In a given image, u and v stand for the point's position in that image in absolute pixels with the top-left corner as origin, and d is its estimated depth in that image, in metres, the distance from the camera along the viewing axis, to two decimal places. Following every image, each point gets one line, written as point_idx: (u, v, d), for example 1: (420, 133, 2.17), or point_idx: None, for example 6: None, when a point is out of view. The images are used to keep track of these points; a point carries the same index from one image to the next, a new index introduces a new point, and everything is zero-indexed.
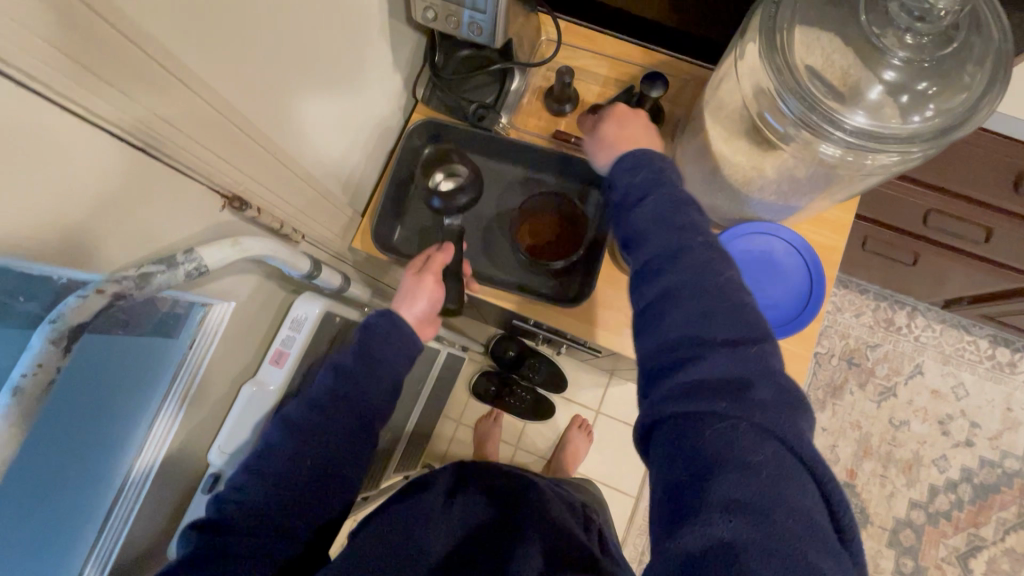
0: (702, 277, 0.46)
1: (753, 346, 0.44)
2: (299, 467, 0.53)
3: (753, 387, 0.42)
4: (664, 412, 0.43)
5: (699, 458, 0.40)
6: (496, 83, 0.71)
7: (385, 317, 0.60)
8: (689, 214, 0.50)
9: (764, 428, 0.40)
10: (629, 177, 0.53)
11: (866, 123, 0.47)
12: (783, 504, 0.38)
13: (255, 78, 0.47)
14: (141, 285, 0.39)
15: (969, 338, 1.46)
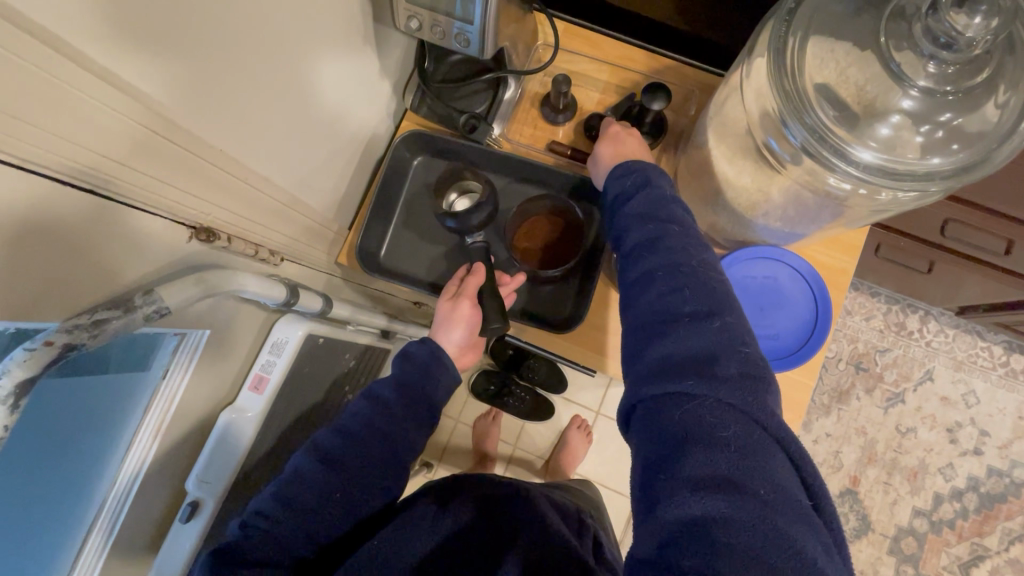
0: (677, 259, 0.48)
1: (717, 320, 0.45)
2: (326, 496, 0.53)
3: (719, 362, 0.42)
4: (640, 394, 0.44)
5: (670, 436, 0.40)
6: (488, 91, 0.67)
7: (424, 345, 0.60)
8: (667, 208, 0.51)
9: (731, 402, 0.41)
10: (619, 182, 0.55)
11: (877, 157, 0.43)
12: (752, 475, 0.38)
13: (227, 104, 0.44)
14: (95, 333, 0.36)
15: (983, 344, 1.41)
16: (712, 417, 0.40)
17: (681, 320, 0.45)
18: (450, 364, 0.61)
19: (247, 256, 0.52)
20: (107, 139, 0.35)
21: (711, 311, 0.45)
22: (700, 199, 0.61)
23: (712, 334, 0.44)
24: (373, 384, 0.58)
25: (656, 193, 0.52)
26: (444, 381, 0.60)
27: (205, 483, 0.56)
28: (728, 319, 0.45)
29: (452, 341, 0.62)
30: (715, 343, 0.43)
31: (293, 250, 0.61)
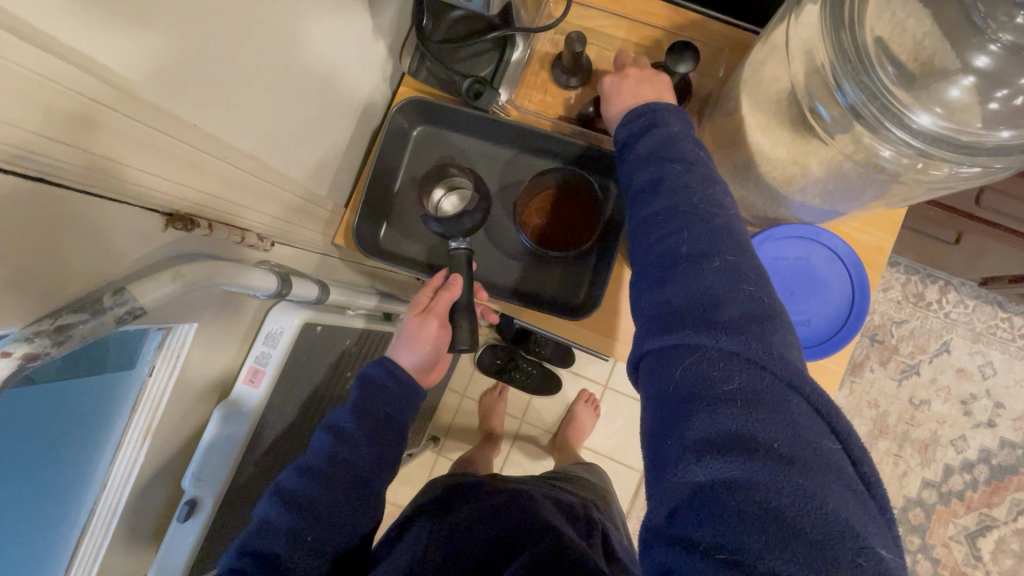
0: (679, 200, 0.43)
1: (718, 259, 0.40)
2: (296, 543, 0.49)
3: (723, 307, 0.39)
4: (644, 354, 0.41)
5: (675, 398, 0.37)
6: (494, 52, 0.60)
7: (382, 366, 0.57)
8: (678, 147, 0.46)
9: (737, 352, 0.37)
10: (628, 126, 0.50)
11: (937, 125, 0.38)
12: (763, 428, 0.34)
13: (197, 72, 0.38)
14: (60, 342, 0.32)
15: (1003, 316, 1.37)
16: (718, 371, 0.37)
17: (682, 268, 0.41)
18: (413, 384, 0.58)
19: (234, 243, 0.48)
20: (52, 118, 0.29)
21: (714, 253, 0.41)
22: (730, 171, 0.56)
23: (714, 277, 0.40)
24: (332, 415, 0.55)
25: (665, 131, 0.47)
26: (411, 403, 0.58)
27: (201, 482, 0.54)
28: (735, 258, 0.40)
29: (418, 360, 0.59)
30: (717, 287, 0.40)
31: (285, 233, 0.56)
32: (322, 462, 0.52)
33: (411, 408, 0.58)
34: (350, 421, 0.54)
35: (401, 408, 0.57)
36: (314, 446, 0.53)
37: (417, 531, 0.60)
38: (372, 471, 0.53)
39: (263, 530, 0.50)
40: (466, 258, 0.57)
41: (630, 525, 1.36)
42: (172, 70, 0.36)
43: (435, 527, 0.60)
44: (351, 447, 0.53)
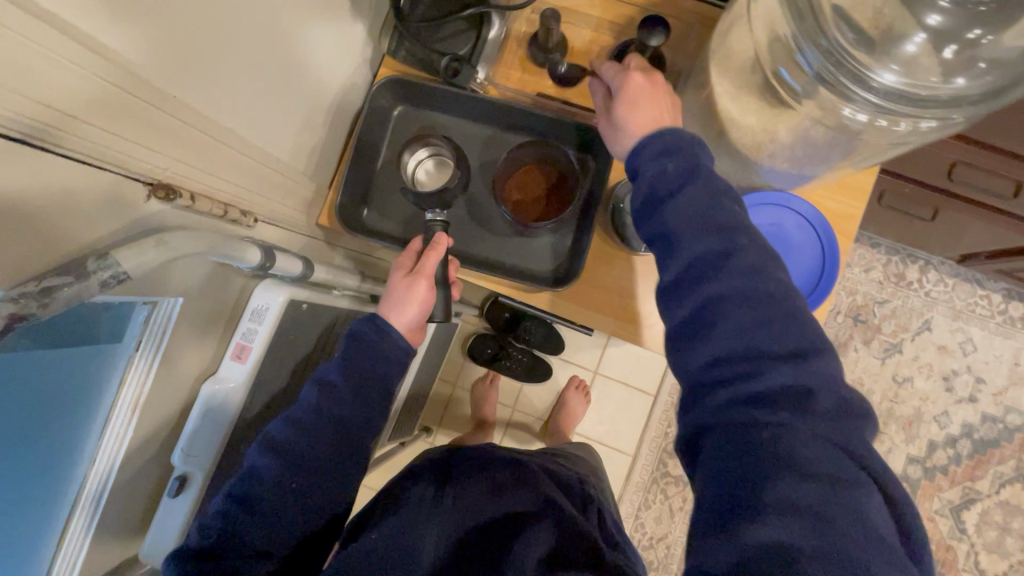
0: (755, 279, 0.41)
1: (814, 359, 0.38)
2: (281, 490, 0.52)
3: (817, 395, 0.37)
4: (709, 422, 0.39)
5: (752, 465, 0.36)
6: (471, 30, 0.62)
7: (372, 325, 0.56)
8: (725, 205, 0.42)
9: (829, 441, 0.36)
10: (659, 165, 0.45)
11: (898, 80, 0.39)
12: (848, 514, 0.33)
13: (168, 34, 0.38)
14: (45, 302, 0.33)
15: (981, 293, 1.40)
16: (810, 455, 0.35)
17: (760, 353, 0.39)
18: (400, 344, 0.57)
19: (217, 217, 0.48)
20: (32, 76, 0.30)
21: (805, 347, 0.39)
22: (703, 141, 0.58)
23: (809, 374, 0.38)
24: (320, 370, 0.56)
25: (709, 184, 0.43)
26: (399, 366, 0.58)
27: (190, 457, 0.54)
28: (824, 359, 0.38)
29: (407, 322, 0.57)
30: (806, 376, 0.38)
31: (270, 211, 0.57)
32: (311, 417, 0.53)
33: (399, 369, 0.58)
34: (339, 377, 0.55)
35: (389, 371, 0.57)
36: (302, 400, 0.55)
37: (419, 496, 0.60)
38: (356, 427, 0.55)
39: (252, 478, 0.52)
40: (441, 229, 0.59)
41: (622, 509, 1.37)
42: (149, 34, 0.37)
43: (438, 494, 0.60)
44: (337, 401, 0.54)
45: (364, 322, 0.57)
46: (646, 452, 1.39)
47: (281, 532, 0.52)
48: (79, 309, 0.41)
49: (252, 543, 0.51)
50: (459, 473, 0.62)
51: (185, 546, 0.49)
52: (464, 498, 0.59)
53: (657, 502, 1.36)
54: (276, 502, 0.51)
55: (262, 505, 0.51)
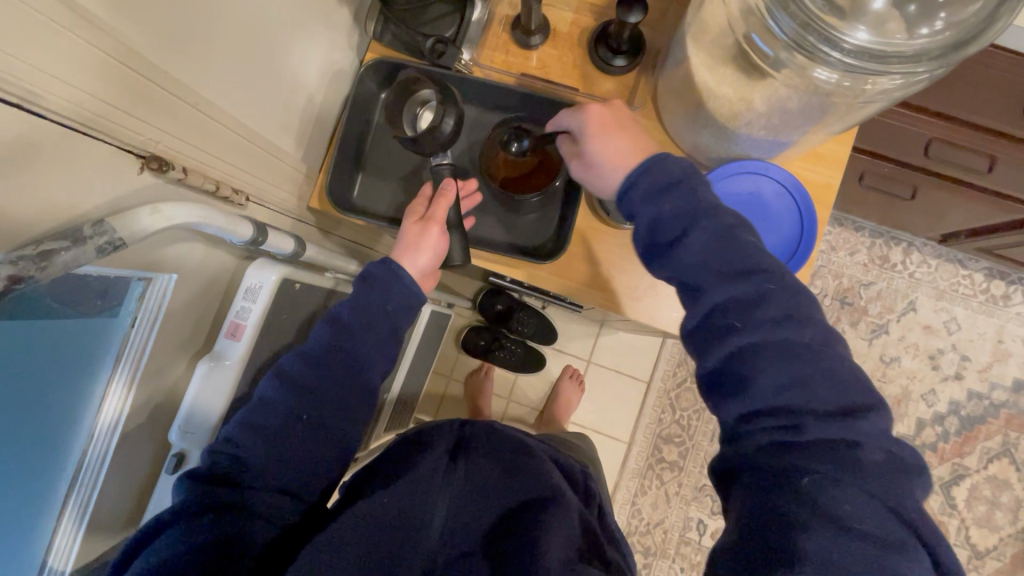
0: (788, 329, 0.43)
1: (864, 415, 0.40)
2: (292, 419, 0.52)
3: (862, 448, 0.39)
4: (747, 463, 0.41)
5: (785, 498, 0.38)
6: (455, 14, 0.64)
7: (384, 266, 0.59)
8: (738, 250, 0.45)
9: (872, 496, 0.37)
10: (656, 209, 0.48)
11: (868, 39, 0.41)
12: (886, 573, 0.35)
13: (154, 10, 0.40)
14: (43, 266, 0.34)
15: (964, 273, 1.40)
16: (853, 509, 0.37)
17: (799, 397, 0.41)
18: (413, 288, 0.59)
19: (208, 193, 0.49)
20: (19, 35, 0.32)
21: (850, 404, 0.41)
22: (683, 114, 0.59)
23: (856, 432, 0.40)
24: (332, 308, 0.57)
25: (722, 229, 0.46)
26: (409, 306, 0.59)
27: (187, 434, 0.55)
28: (872, 417, 0.40)
29: (418, 266, 0.61)
30: (852, 436, 0.39)
31: (260, 191, 0.58)
32: (322, 352, 0.55)
33: (407, 311, 0.59)
34: (350, 314, 0.56)
35: (400, 311, 0.59)
36: (314, 336, 0.56)
37: (434, 465, 0.57)
38: (367, 362, 0.56)
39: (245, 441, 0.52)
40: (449, 174, 0.62)
41: (618, 496, 1.37)
42: (136, 7, 0.39)
43: (452, 474, 0.57)
44: (350, 337, 0.55)
45: (377, 264, 0.59)
46: (640, 437, 1.40)
47: (292, 461, 0.52)
48: (70, 277, 0.41)
49: (259, 478, 0.50)
50: (475, 453, 0.59)
51: (196, 471, 0.50)
52: (478, 475, 0.58)
53: (652, 487, 1.37)
54: (284, 434, 0.52)
55: (272, 436, 0.51)
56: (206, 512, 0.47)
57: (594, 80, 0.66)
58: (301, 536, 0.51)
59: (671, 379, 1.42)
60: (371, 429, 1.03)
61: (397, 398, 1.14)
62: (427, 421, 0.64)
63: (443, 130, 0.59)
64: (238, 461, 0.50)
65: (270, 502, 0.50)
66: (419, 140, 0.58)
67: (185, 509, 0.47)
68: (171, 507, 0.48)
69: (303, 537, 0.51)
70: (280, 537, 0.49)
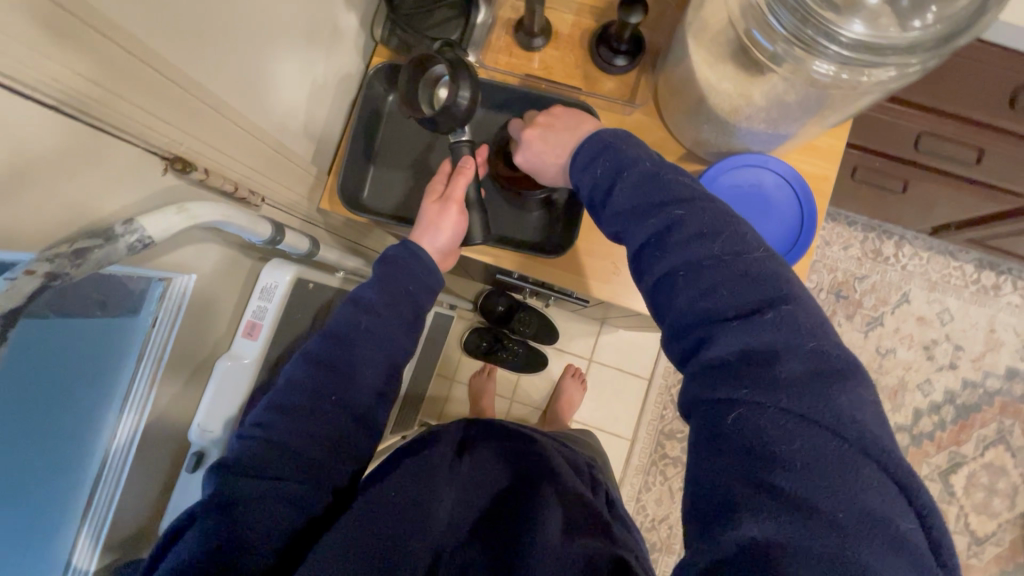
0: (699, 247, 0.44)
1: (772, 313, 0.41)
2: (320, 400, 0.52)
3: (780, 356, 0.39)
4: (688, 401, 0.42)
5: (722, 451, 0.38)
6: (460, 18, 0.66)
7: (404, 247, 0.61)
8: (653, 186, 0.48)
9: (793, 411, 0.37)
10: (591, 172, 0.53)
11: (864, 32, 0.43)
12: (827, 495, 0.34)
13: (176, 18, 0.43)
14: (78, 263, 0.35)
15: (955, 264, 1.43)
16: (777, 430, 0.37)
17: (713, 307, 0.43)
18: (432, 267, 0.61)
19: (227, 194, 0.51)
20: (48, 35, 0.34)
21: (759, 307, 0.42)
22: (684, 110, 0.61)
23: (765, 332, 0.40)
24: (356, 290, 0.59)
25: (642, 171, 0.50)
26: (431, 286, 0.61)
27: (207, 432, 0.56)
28: (782, 311, 0.41)
29: (438, 245, 0.63)
30: (773, 341, 0.40)
31: (273, 192, 0.60)
32: (344, 333, 0.55)
33: (430, 291, 0.61)
34: (372, 294, 0.58)
35: (422, 289, 0.60)
36: (337, 317, 0.57)
37: (442, 456, 0.59)
38: (389, 342, 0.57)
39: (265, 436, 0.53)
40: (469, 151, 0.62)
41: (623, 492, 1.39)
42: (159, 13, 0.41)
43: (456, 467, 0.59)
44: (374, 316, 0.56)
45: (398, 246, 0.61)
46: (643, 435, 1.40)
47: (319, 441, 0.51)
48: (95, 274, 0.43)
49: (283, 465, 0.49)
50: (478, 449, 0.63)
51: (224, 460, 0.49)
52: (484, 467, 0.60)
53: (657, 483, 1.38)
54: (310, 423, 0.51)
55: (301, 419, 0.51)
56: (235, 504, 0.46)
57: (596, 79, 0.68)
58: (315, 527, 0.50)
59: (672, 376, 1.44)
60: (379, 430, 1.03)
61: (403, 399, 1.14)
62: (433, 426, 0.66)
63: (459, 105, 0.58)
64: (266, 444, 0.49)
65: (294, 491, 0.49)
66: (435, 121, 0.58)
67: (214, 501, 0.46)
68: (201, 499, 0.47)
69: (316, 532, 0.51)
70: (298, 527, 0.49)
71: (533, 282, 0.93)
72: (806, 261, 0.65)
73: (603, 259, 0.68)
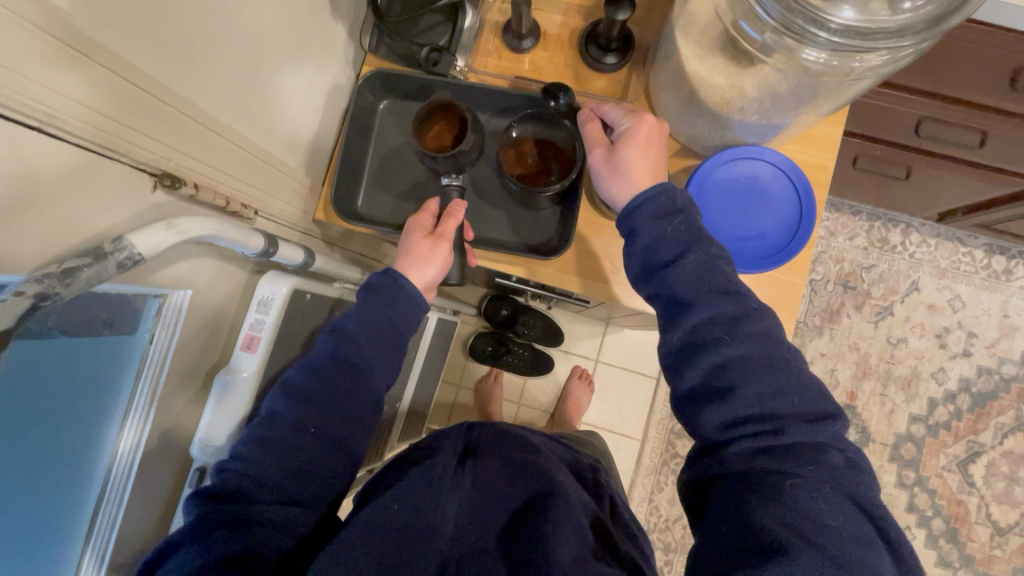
0: (764, 347, 0.49)
1: (830, 421, 0.47)
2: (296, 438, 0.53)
3: (828, 452, 0.45)
4: (726, 465, 0.47)
5: (784, 511, 0.43)
6: (447, 22, 0.67)
7: (388, 278, 0.60)
8: (723, 274, 0.51)
9: (840, 492, 0.43)
10: (660, 228, 0.53)
11: (854, 18, 0.42)
12: (860, 564, 0.40)
13: (162, 36, 0.43)
14: (68, 283, 0.34)
15: (964, 251, 1.40)
16: (827, 506, 0.42)
17: (780, 404, 0.47)
18: (417, 298, 0.61)
19: (218, 208, 0.51)
20: (26, 57, 0.34)
21: (818, 412, 0.47)
22: (676, 105, 0.61)
23: (822, 433, 0.46)
24: (338, 320, 0.59)
25: (705, 255, 0.52)
26: (412, 314, 0.61)
27: (208, 446, 0.56)
28: (834, 424, 0.47)
29: (424, 280, 0.62)
30: (826, 439, 0.46)
31: (265, 205, 0.59)
32: (326, 359, 0.56)
33: (412, 320, 0.61)
34: (360, 328, 0.58)
35: (405, 319, 0.60)
36: (317, 345, 0.58)
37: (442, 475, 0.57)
38: (371, 369, 0.57)
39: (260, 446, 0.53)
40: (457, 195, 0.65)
41: (636, 493, 1.37)
42: (147, 34, 0.42)
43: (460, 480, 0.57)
44: (354, 346, 0.57)
45: (382, 277, 0.60)
46: (653, 435, 1.39)
47: (297, 475, 0.52)
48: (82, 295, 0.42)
49: (269, 489, 0.51)
50: (485, 459, 0.59)
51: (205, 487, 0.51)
52: (489, 475, 0.58)
53: (669, 483, 1.36)
54: (293, 451, 0.53)
55: (279, 451, 0.53)
56: (221, 527, 0.48)
57: (587, 78, 0.68)
58: (313, 544, 0.52)
59: None
60: (385, 438, 1.02)
61: (409, 407, 1.14)
62: (433, 432, 0.64)
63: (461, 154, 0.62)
64: (242, 478, 0.51)
65: (279, 513, 0.50)
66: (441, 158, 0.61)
67: (204, 524, 0.48)
68: (186, 526, 0.49)
69: (315, 547, 0.52)
70: (292, 547, 0.50)
71: (534, 284, 0.92)
72: (806, 253, 0.64)
73: (603, 258, 0.68)
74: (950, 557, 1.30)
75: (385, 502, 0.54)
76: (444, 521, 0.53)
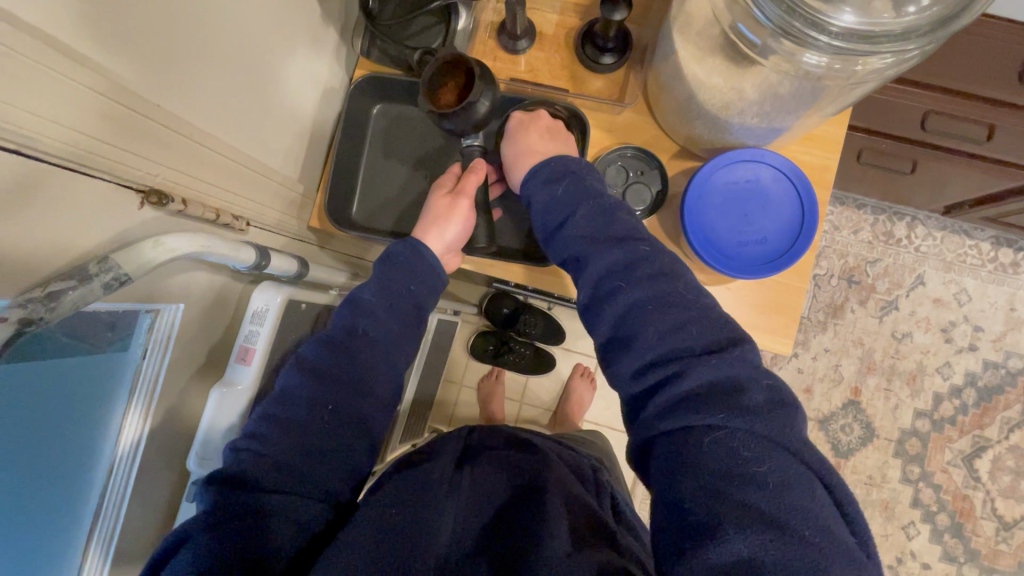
0: (660, 288, 0.49)
1: (735, 348, 0.46)
2: None
3: (744, 392, 0.43)
4: (649, 430, 0.45)
5: (707, 471, 0.40)
6: (440, 24, 0.66)
7: (408, 243, 0.62)
8: (618, 222, 0.53)
9: (760, 434, 0.41)
10: (549, 190, 0.57)
11: (855, 21, 0.40)
12: (795, 511, 0.38)
13: (145, 51, 0.42)
14: (52, 306, 0.34)
15: (970, 243, 1.38)
16: (746, 450, 0.40)
17: (682, 341, 0.46)
18: (433, 265, 0.62)
19: (209, 221, 0.50)
20: (8, 82, 0.33)
21: (722, 343, 0.46)
22: (675, 106, 0.59)
23: (732, 366, 0.44)
24: (355, 290, 0.60)
25: (597, 206, 0.55)
26: (432, 285, 0.62)
27: (205, 461, 0.56)
28: (743, 352, 0.46)
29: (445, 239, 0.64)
30: (735, 373, 0.44)
31: (257, 214, 0.59)
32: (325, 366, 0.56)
33: (432, 291, 0.62)
34: (374, 296, 0.59)
35: (424, 291, 0.62)
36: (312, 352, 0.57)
37: (442, 475, 0.57)
38: (375, 366, 0.57)
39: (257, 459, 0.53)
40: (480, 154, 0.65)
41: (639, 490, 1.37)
42: (129, 49, 0.41)
43: (458, 478, 0.57)
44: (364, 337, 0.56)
45: (402, 242, 0.62)
46: None
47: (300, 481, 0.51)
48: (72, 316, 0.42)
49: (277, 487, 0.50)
50: (480, 461, 0.60)
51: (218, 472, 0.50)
52: (486, 475, 0.58)
53: None
54: None
55: None
56: (233, 520, 0.46)
57: (584, 79, 0.67)
58: (320, 541, 0.50)
59: None
60: (386, 440, 1.02)
61: (410, 408, 1.13)
62: (431, 437, 0.65)
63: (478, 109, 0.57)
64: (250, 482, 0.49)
65: (299, 509, 0.49)
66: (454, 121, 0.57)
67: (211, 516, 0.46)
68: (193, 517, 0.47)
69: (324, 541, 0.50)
70: (301, 545, 0.48)
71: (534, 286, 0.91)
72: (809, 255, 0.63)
73: None
74: (955, 552, 1.29)
75: (384, 501, 0.53)
76: (444, 521, 0.52)
